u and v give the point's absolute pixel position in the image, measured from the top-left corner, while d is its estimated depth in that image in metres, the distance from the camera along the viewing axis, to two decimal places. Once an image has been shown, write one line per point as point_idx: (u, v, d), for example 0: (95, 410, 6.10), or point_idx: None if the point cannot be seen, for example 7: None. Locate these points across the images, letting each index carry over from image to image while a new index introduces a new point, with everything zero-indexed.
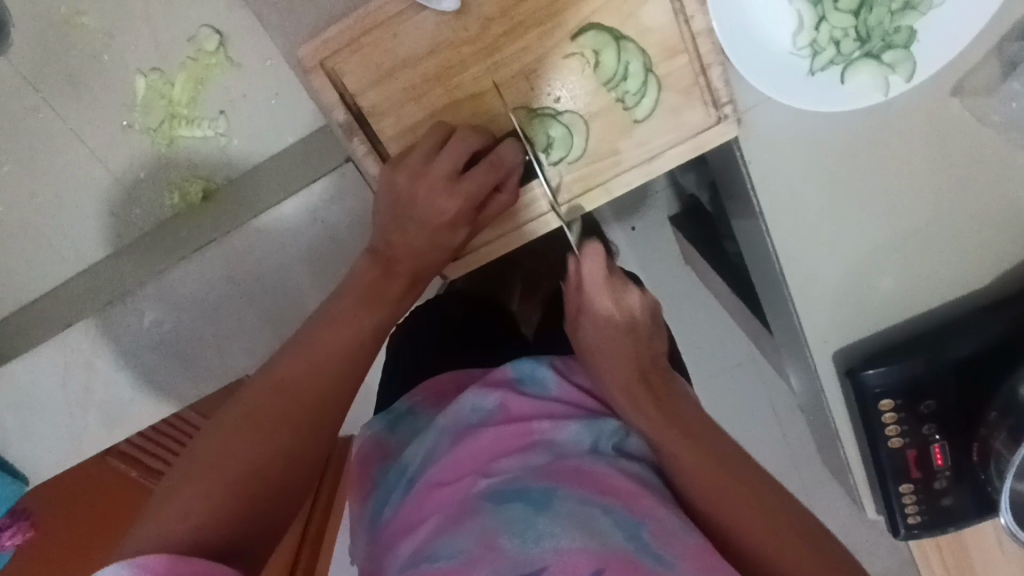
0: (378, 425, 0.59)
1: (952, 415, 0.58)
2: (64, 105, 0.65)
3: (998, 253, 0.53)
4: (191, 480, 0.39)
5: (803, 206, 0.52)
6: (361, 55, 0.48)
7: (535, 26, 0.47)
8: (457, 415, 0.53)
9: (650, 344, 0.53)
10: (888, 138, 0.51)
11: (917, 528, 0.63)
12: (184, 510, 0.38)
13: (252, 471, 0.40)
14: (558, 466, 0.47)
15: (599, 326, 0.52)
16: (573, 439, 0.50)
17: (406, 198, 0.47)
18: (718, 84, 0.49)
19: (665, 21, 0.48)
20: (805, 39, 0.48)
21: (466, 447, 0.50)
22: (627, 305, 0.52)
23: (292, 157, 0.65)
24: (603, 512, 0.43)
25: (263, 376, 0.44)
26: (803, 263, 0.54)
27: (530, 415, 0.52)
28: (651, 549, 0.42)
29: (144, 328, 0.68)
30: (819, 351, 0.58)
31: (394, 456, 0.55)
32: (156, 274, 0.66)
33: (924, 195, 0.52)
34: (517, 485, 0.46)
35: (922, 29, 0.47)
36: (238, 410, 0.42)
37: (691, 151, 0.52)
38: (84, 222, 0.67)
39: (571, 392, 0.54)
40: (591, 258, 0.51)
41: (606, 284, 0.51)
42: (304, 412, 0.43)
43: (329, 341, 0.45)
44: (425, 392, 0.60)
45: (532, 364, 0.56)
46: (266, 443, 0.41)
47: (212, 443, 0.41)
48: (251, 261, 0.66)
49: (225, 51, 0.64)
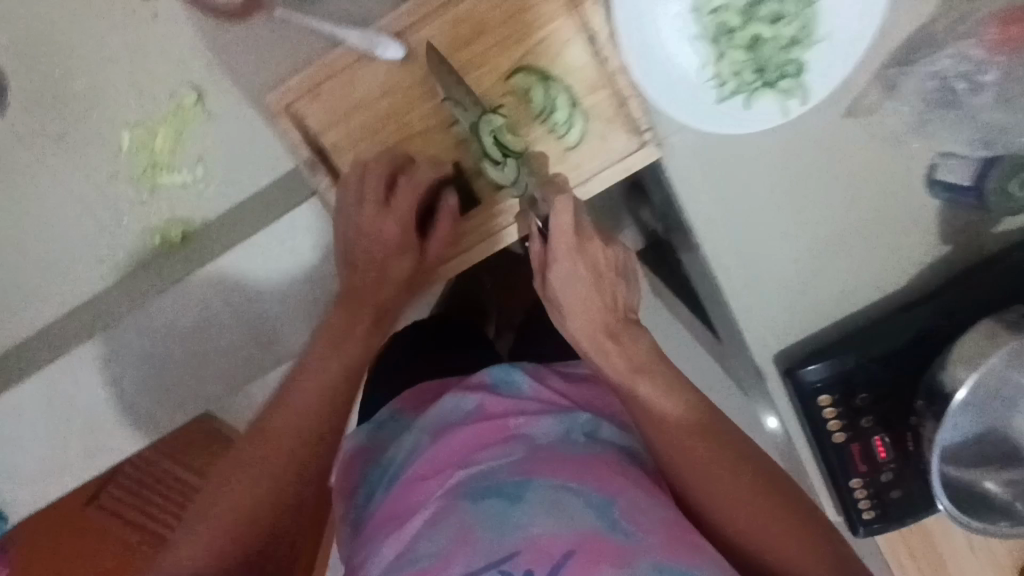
0: (363, 433, 0.63)
1: (886, 406, 0.63)
2: (53, 161, 0.64)
3: (902, 252, 0.60)
4: (220, 492, 0.53)
5: (728, 219, 0.58)
6: (322, 99, 0.53)
7: (473, 70, 0.53)
8: (438, 415, 0.59)
9: (618, 297, 0.54)
10: (798, 158, 0.57)
11: (873, 522, 0.67)
12: (218, 507, 0.52)
13: (257, 494, 0.52)
14: (532, 458, 0.50)
15: (564, 280, 0.52)
16: (545, 432, 0.54)
17: (354, 221, 0.53)
18: (638, 113, 0.55)
19: (586, 60, 0.53)
20: (709, 72, 0.53)
21: (446, 443, 0.54)
22: (592, 259, 0.52)
23: (260, 200, 0.61)
24: (573, 498, 0.46)
25: (261, 427, 0.55)
26: (733, 269, 0.60)
27: (505, 412, 0.57)
28: (620, 525, 0.45)
29: (120, 386, 0.63)
30: (759, 351, 0.64)
31: (378, 457, 0.60)
32: (122, 324, 0.61)
33: (835, 205, 0.59)
34: (493, 478, 0.49)
35: (809, 59, 0.53)
36: (248, 447, 0.54)
37: (621, 172, 0.57)
38: (60, 280, 0.65)
39: (544, 392, 0.59)
40: (558, 211, 0.50)
41: (574, 244, 0.51)
42: (292, 455, 0.54)
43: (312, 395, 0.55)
44: (405, 400, 0.65)
45: (507, 368, 0.61)
46: (255, 492, 0.53)
47: (230, 470, 0.54)
48: (213, 307, 0.60)
49: (202, 105, 0.62)
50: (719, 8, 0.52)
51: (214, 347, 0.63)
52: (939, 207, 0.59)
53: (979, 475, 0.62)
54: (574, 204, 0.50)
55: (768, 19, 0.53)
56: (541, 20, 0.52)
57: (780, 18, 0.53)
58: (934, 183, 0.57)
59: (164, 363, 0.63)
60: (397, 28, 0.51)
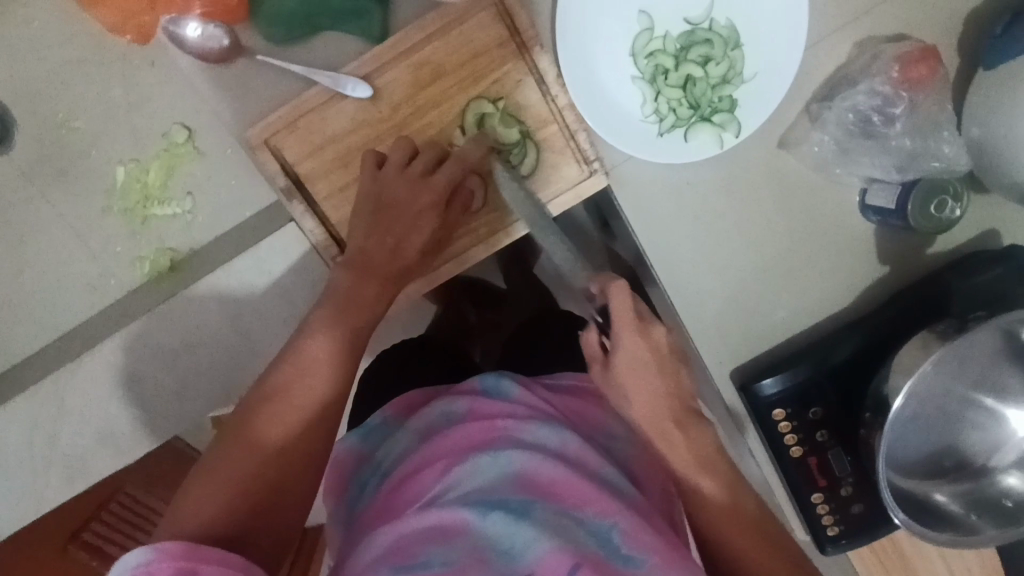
0: (352, 437, 0.64)
1: (838, 419, 0.66)
2: (52, 193, 0.67)
3: (841, 272, 0.65)
4: (198, 493, 0.47)
5: (679, 242, 0.63)
6: (298, 134, 0.58)
7: (434, 107, 0.58)
8: (430, 418, 0.61)
9: (678, 381, 0.55)
10: (737, 185, 0.63)
11: (838, 538, 0.69)
12: (195, 511, 0.46)
13: (248, 493, 0.48)
14: (528, 470, 0.53)
15: (631, 363, 0.53)
16: (536, 435, 0.56)
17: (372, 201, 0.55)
18: (585, 146, 0.59)
19: (536, 99, 0.58)
20: (650, 109, 0.59)
21: (438, 447, 0.56)
22: (654, 342, 0.53)
23: (246, 229, 0.67)
24: (577, 526, 0.49)
25: (246, 421, 0.50)
26: (685, 288, 0.65)
27: (495, 415, 0.58)
28: (621, 548, 0.48)
29: (100, 404, 0.66)
30: (716, 370, 0.67)
31: (369, 459, 0.62)
32: (109, 345, 0.65)
33: (775, 228, 0.64)
34: (496, 495, 0.51)
35: (739, 96, 0.59)
36: (233, 447, 0.49)
37: (574, 199, 0.60)
38: (51, 306, 0.68)
39: (530, 397, 0.61)
40: (616, 295, 0.51)
41: (636, 325, 0.52)
42: (286, 450, 0.50)
43: (305, 387, 0.52)
44: (395, 407, 0.66)
45: (497, 377, 0.63)
46: (267, 453, 0.49)
47: (209, 473, 0.48)
48: (200, 327, 0.65)
49: (193, 143, 0.67)
50: (655, 51, 0.58)
51: (197, 367, 0.67)
52: (871, 228, 0.64)
53: (925, 488, 0.64)
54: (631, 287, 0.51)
55: (698, 61, 0.59)
56: (497, 62, 0.57)
57: (710, 59, 0.58)
58: (867, 208, 0.62)
59: (148, 378, 0.66)
60: (365, 71, 0.57)
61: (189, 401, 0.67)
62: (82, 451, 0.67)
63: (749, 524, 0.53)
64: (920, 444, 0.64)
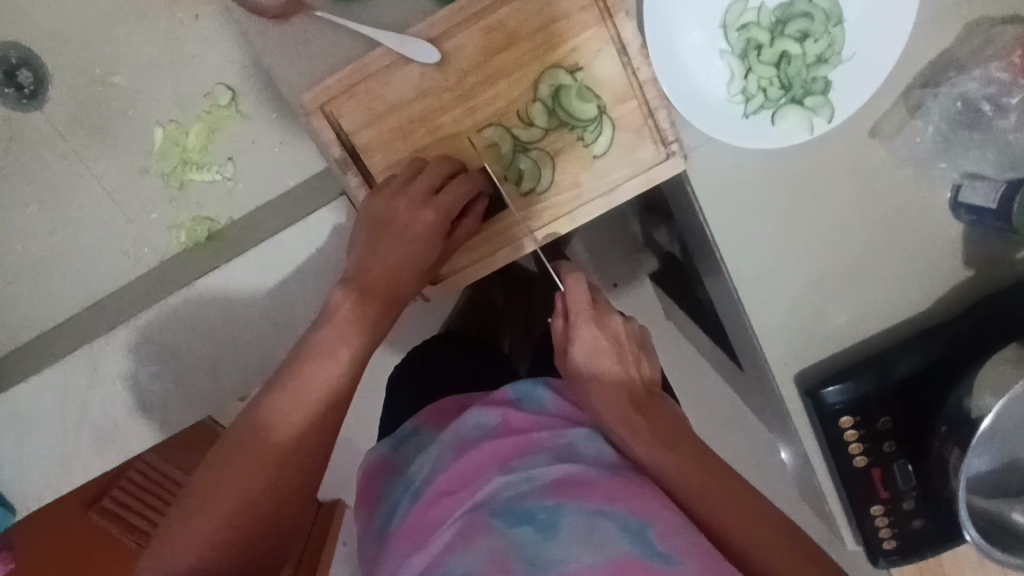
0: (384, 445, 0.61)
1: (907, 429, 0.62)
2: (85, 150, 0.63)
3: (930, 276, 0.60)
4: (186, 526, 0.44)
5: (754, 234, 0.59)
6: (356, 100, 0.53)
7: (504, 77, 0.53)
8: (459, 430, 0.54)
9: (640, 369, 0.56)
10: (823, 177, 0.58)
11: (894, 553, 0.64)
12: (181, 551, 0.43)
13: (233, 534, 0.44)
14: (561, 479, 0.48)
15: (589, 355, 0.55)
16: (573, 445, 0.51)
17: (385, 214, 0.51)
18: (665, 125, 0.54)
19: (615, 72, 0.53)
20: (736, 88, 0.54)
21: (469, 458, 0.51)
22: (612, 332, 0.56)
23: (289, 200, 0.62)
24: (608, 523, 0.43)
25: (231, 452, 0.46)
26: (757, 285, 0.60)
27: (529, 427, 0.53)
28: (656, 549, 0.42)
29: (134, 373, 0.63)
30: (780, 371, 0.63)
31: (399, 471, 0.57)
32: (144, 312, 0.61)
33: (860, 225, 0.59)
34: (524, 504, 0.46)
35: (835, 78, 0.53)
36: (217, 480, 0.45)
37: (645, 183, 0.56)
38: (83, 269, 0.64)
39: (567, 408, 0.55)
40: (574, 287, 0.56)
41: (590, 315, 0.55)
42: (274, 487, 0.46)
43: (289, 416, 0.47)
44: (428, 413, 0.61)
45: (530, 384, 0.57)
46: (256, 479, 0.45)
47: (195, 507, 0.45)
48: (238, 302, 0.61)
49: (236, 105, 0.63)
50: (748, 24, 0.53)
51: (231, 344, 0.63)
52: (962, 230, 0.58)
53: (1001, 505, 0.59)
54: (586, 279, 0.56)
55: (796, 37, 0.53)
56: (576, 29, 0.52)
57: (808, 35, 0.53)
58: (959, 205, 0.57)
59: (185, 352, 0.63)
60: (433, 34, 0.52)
61: (224, 377, 0.64)
62: (113, 425, 0.64)
63: (791, 544, 0.47)
64: (984, 458, 0.60)
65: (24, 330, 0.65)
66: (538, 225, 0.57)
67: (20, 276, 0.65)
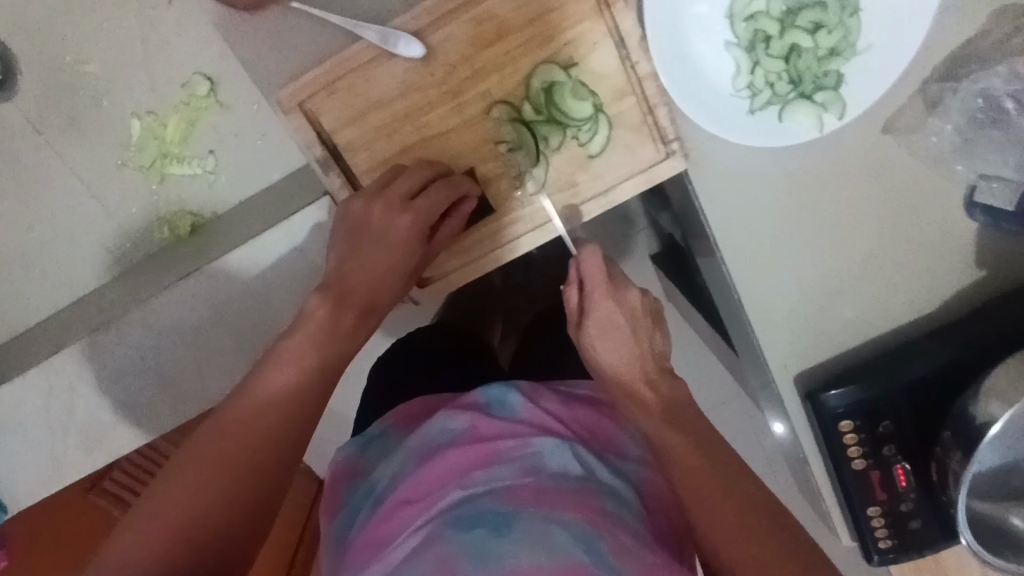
0: (351, 447, 0.59)
1: (911, 434, 0.58)
2: (64, 144, 0.62)
3: (942, 279, 0.56)
4: (132, 536, 0.41)
5: (755, 234, 0.56)
6: (337, 97, 0.51)
7: (494, 72, 0.50)
8: (425, 437, 0.53)
9: (655, 345, 0.51)
10: (830, 175, 0.55)
11: (889, 552, 0.61)
12: (128, 559, 0.40)
13: (182, 546, 0.41)
14: (521, 489, 0.47)
15: (603, 334, 0.50)
16: (538, 454, 0.50)
17: (362, 221, 0.49)
18: (665, 123, 0.51)
19: (613, 65, 0.50)
20: (743, 82, 0.51)
21: (432, 465, 0.50)
22: (629, 306, 0.50)
23: (272, 195, 0.61)
24: (561, 535, 0.43)
25: (183, 457, 0.43)
26: (760, 288, 0.57)
27: (496, 435, 0.52)
28: (607, 566, 0.41)
29: (119, 373, 0.62)
30: (780, 375, 0.60)
31: (363, 476, 0.56)
32: (127, 311, 0.60)
33: (870, 224, 0.56)
34: (481, 510, 0.45)
35: (848, 73, 0.50)
36: (168, 486, 0.42)
37: (644, 183, 0.53)
38: (66, 263, 0.63)
39: (537, 414, 0.54)
40: (588, 259, 0.49)
41: (607, 291, 0.50)
42: (229, 494, 0.43)
43: (245, 419, 0.44)
44: (397, 415, 0.60)
45: (501, 389, 0.56)
46: (208, 489, 0.42)
47: (142, 515, 0.42)
48: (221, 300, 0.59)
49: (215, 96, 0.61)
50: (756, 14, 0.50)
51: (214, 342, 0.61)
52: (977, 231, 0.55)
53: (1002, 510, 0.56)
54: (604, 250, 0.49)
55: (808, 29, 0.50)
56: (571, 20, 0.49)
57: (821, 26, 0.50)
58: (973, 205, 0.54)
59: (168, 353, 0.61)
60: (418, 26, 0.49)
61: (209, 379, 0.62)
62: (101, 425, 0.63)
63: (777, 545, 0.44)
64: (1011, 459, 0.55)
65: (8, 329, 0.64)
66: (531, 228, 0.55)
67: (3, 274, 0.64)
